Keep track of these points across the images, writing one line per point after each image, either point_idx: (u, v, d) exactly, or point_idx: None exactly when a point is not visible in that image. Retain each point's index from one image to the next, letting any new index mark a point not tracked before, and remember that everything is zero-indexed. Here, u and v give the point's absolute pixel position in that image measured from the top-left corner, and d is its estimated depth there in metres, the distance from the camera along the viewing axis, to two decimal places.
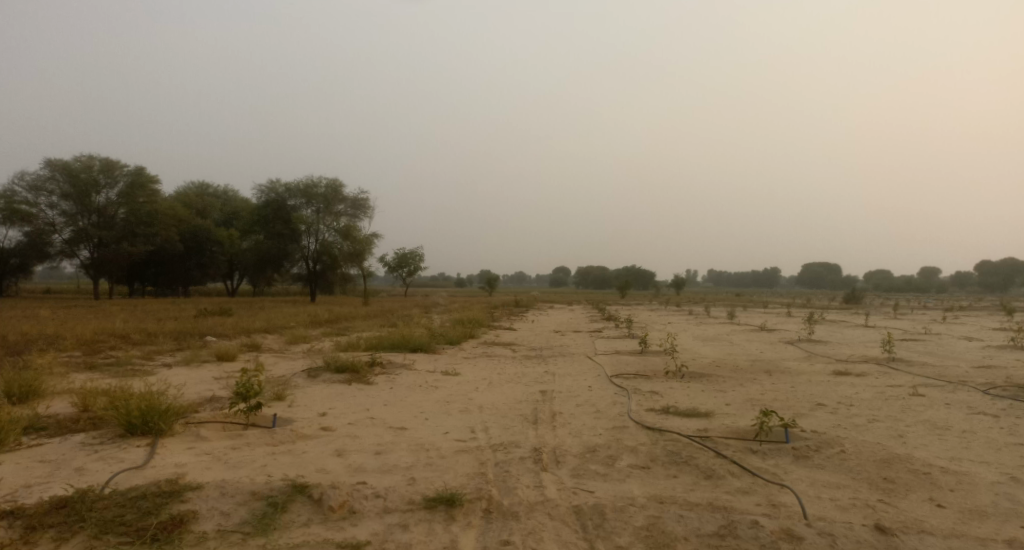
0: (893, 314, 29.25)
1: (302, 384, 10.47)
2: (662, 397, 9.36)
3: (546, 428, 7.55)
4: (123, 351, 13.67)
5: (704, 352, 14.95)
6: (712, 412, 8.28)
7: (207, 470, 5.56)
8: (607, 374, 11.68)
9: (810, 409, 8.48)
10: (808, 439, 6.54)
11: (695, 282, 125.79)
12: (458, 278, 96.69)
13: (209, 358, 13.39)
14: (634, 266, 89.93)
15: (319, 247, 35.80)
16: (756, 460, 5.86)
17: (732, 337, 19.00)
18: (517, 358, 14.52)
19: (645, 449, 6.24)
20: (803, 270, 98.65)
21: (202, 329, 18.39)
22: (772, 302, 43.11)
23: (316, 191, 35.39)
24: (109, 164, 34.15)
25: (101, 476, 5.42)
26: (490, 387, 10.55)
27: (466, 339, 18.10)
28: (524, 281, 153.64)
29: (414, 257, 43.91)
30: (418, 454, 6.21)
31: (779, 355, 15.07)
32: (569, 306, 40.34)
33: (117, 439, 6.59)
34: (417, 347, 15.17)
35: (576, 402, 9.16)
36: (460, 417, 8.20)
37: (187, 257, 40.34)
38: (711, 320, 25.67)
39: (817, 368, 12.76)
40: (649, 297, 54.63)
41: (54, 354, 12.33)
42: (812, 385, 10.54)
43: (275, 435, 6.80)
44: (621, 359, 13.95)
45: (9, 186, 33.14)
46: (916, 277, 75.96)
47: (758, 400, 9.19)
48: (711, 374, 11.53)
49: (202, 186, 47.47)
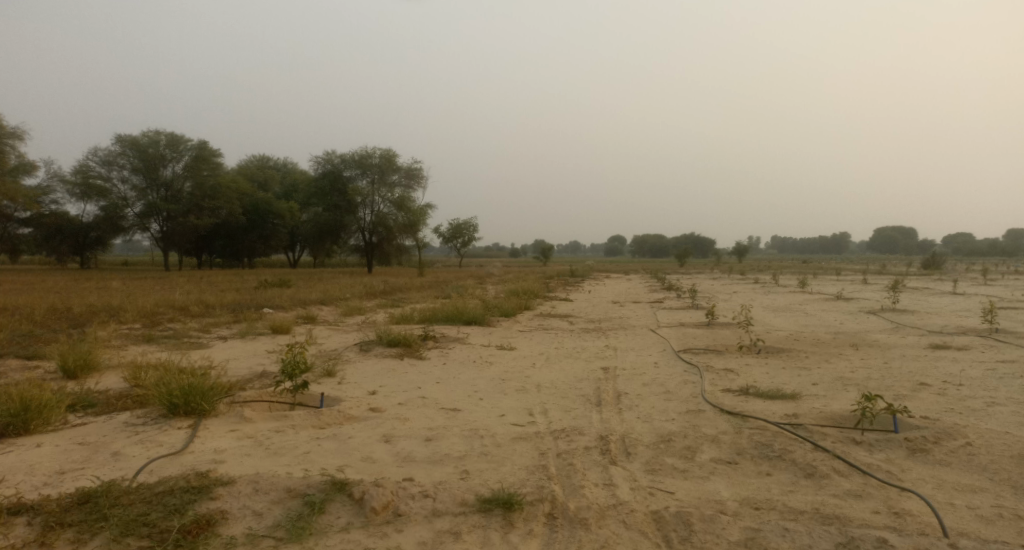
0: (982, 280, 27.14)
1: (354, 358, 10.06)
2: (739, 375, 8.54)
3: (612, 411, 6.89)
4: (181, 324, 13.55)
5: (778, 325, 13.91)
6: (799, 394, 7.45)
7: (245, 458, 5.08)
8: (674, 349, 10.89)
9: (911, 390, 7.55)
10: (921, 428, 5.67)
11: (758, 250, 121.97)
12: (514, 248, 96.42)
13: (263, 330, 13.18)
14: (694, 233, 87.58)
15: (374, 218, 35.76)
16: (862, 454, 5.08)
17: (806, 307, 17.77)
18: (576, 331, 13.85)
19: (727, 439, 5.51)
20: (874, 234, 94.17)
21: (260, 301, 18.33)
22: (845, 269, 40.96)
23: (371, 161, 35.24)
24: (174, 139, 34.59)
25: (135, 462, 5.00)
26: (549, 363, 9.92)
27: (522, 311, 17.46)
28: (579, 250, 152.25)
29: (469, 227, 43.46)
30: (472, 441, 5.63)
31: (861, 326, 13.89)
32: (628, 276, 39.29)
33: (159, 419, 6.19)
34: (472, 320, 14.66)
35: (644, 381, 8.44)
36: (517, 398, 7.61)
37: (250, 229, 40.88)
38: (780, 289, 24.32)
39: (909, 341, 11.60)
40: (710, 266, 53.00)
41: (113, 327, 12.26)
42: (907, 361, 9.51)
43: (321, 417, 6.33)
44: (688, 332, 13.09)
45: (83, 161, 34.10)
46: (999, 240, 71.33)
47: (849, 379, 8.27)
48: (790, 349, 10.58)
49: (263, 159, 47.99)
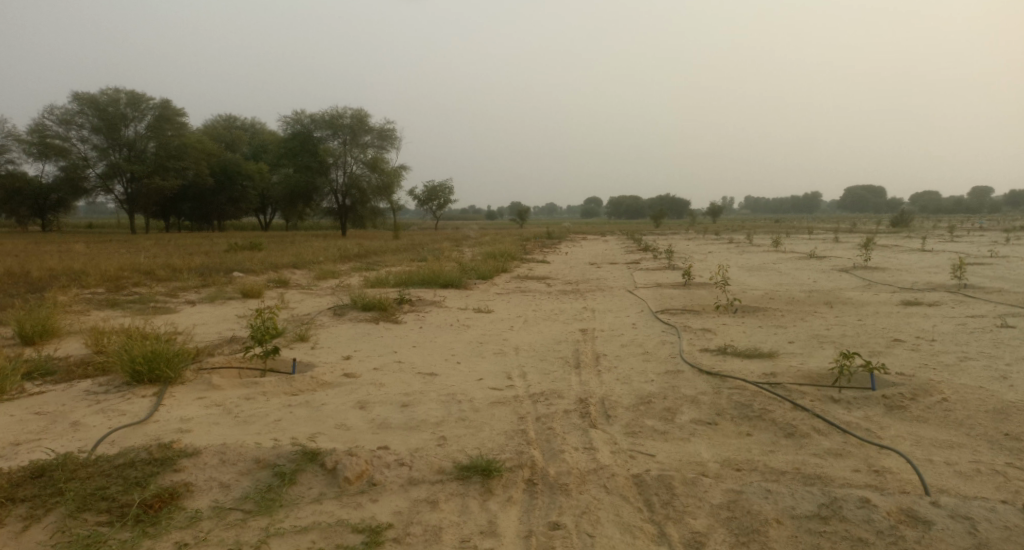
0: (950, 238, 27.55)
1: (327, 323, 9.85)
2: (716, 335, 8.51)
3: (591, 373, 6.82)
4: (147, 288, 13.17)
5: (754, 284, 13.94)
6: (777, 352, 7.44)
7: (213, 427, 4.91)
8: (652, 310, 10.85)
9: (886, 347, 7.58)
10: (898, 384, 5.68)
11: (732, 211, 122.87)
12: (489, 210, 95.89)
13: (233, 294, 12.86)
14: (669, 193, 87.83)
15: (347, 180, 35.17)
16: (841, 412, 5.06)
17: (780, 266, 17.88)
18: (553, 293, 13.76)
19: (707, 399, 5.46)
20: (846, 193, 95.21)
21: (230, 264, 17.92)
22: (817, 228, 41.37)
23: (342, 122, 34.33)
24: (135, 96, 33.49)
25: (95, 433, 4.79)
26: (526, 325, 9.81)
27: (498, 273, 17.30)
28: (555, 212, 151.92)
29: (444, 189, 42.96)
30: (449, 406, 5.51)
31: (835, 284, 13.98)
32: (604, 237, 39.30)
33: (122, 388, 5.95)
34: (448, 282, 14.48)
35: (622, 342, 8.37)
36: (495, 361, 7.49)
37: (219, 191, 39.90)
38: (754, 248, 24.45)
39: (883, 298, 11.69)
40: (685, 226, 53.23)
41: (75, 292, 11.86)
42: (881, 318, 9.57)
43: (293, 383, 6.16)
44: (665, 292, 13.06)
45: (39, 120, 32.76)
46: (966, 198, 72.53)
47: (826, 337, 8.28)
48: (766, 308, 10.60)
49: (230, 119, 46.75)
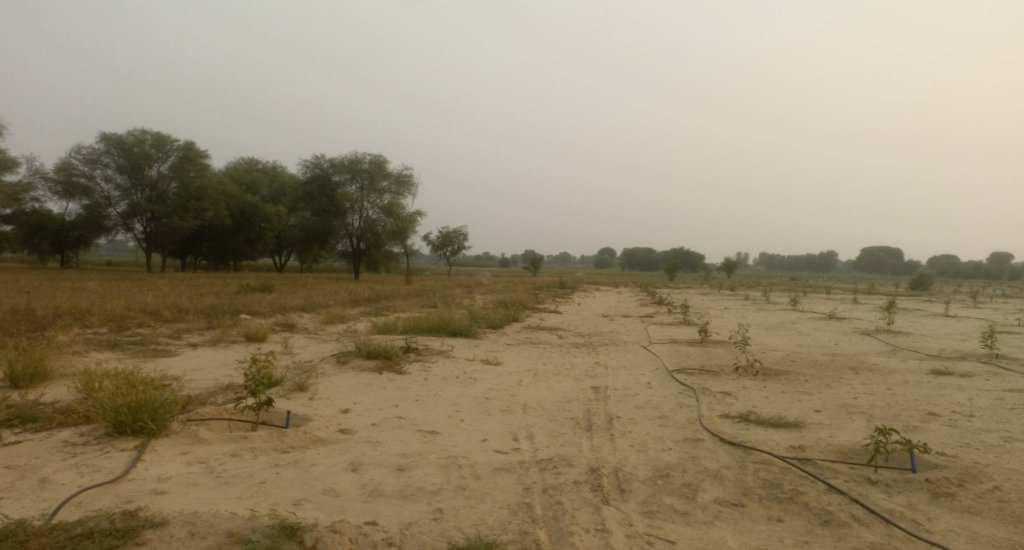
0: (973, 303, 26.89)
1: (329, 371, 9.48)
2: (737, 400, 8.04)
3: (603, 438, 6.36)
4: (150, 329, 12.90)
5: (773, 344, 13.44)
6: (803, 422, 6.96)
7: (190, 489, 4.51)
8: (668, 368, 10.39)
9: (921, 422, 7.06)
10: (940, 466, 5.19)
11: (747, 266, 122.43)
12: (503, 258, 96.03)
13: (237, 337, 12.56)
14: (683, 248, 87.84)
15: (363, 224, 35.08)
16: (881, 497, 4.59)
17: (799, 326, 17.37)
18: (564, 345, 13.35)
19: (731, 475, 5.01)
20: (862, 252, 94.51)
21: (238, 306, 17.69)
22: (836, 288, 40.74)
23: (361, 167, 34.77)
24: (161, 138, 33.96)
25: (63, 492, 4.40)
26: (536, 380, 9.39)
27: (509, 323, 16.88)
28: (568, 262, 152.02)
29: (459, 236, 42.91)
30: (449, 471, 5.09)
31: (858, 348, 13.44)
32: (617, 289, 38.86)
33: (102, 439, 5.57)
34: (457, 331, 14.10)
35: (637, 403, 7.91)
36: (501, 420, 7.06)
37: (236, 232, 40.14)
38: (771, 306, 23.92)
39: (911, 365, 11.17)
40: (700, 280, 52.86)
41: (76, 331, 11.59)
42: (912, 388, 9.04)
43: (284, 438, 5.76)
44: (680, 350, 12.59)
45: (66, 159, 33.17)
46: (985, 261, 71.70)
47: (854, 407, 7.78)
48: (789, 372, 10.08)
49: (251, 162, 47.39)
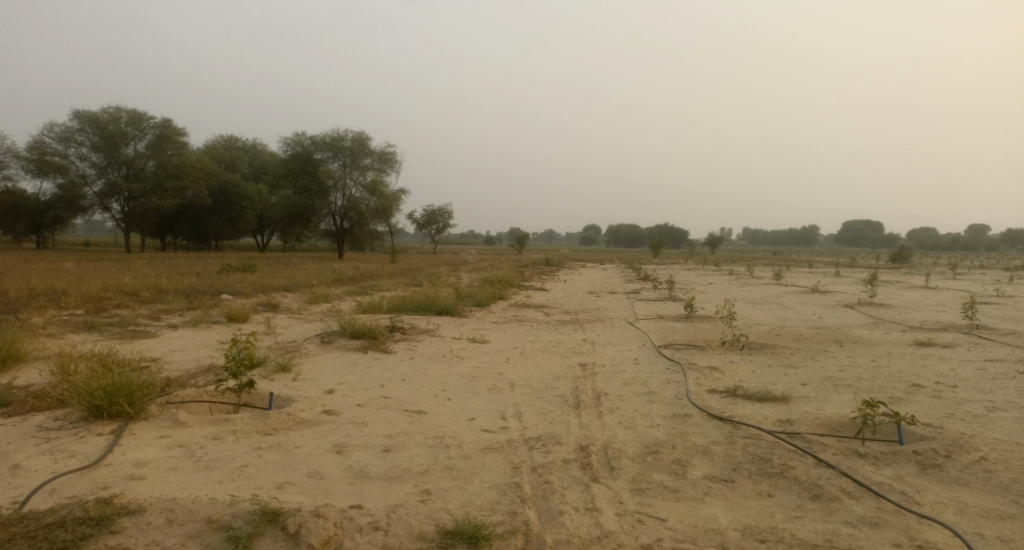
0: (954, 275, 27.16)
1: (313, 351, 9.34)
2: (725, 375, 8.01)
3: (591, 415, 6.31)
4: (129, 311, 12.67)
5: (758, 318, 13.47)
6: (791, 396, 6.95)
7: (170, 474, 4.39)
8: (654, 344, 10.35)
9: (907, 393, 7.09)
10: (928, 438, 5.20)
11: (730, 241, 123.00)
12: (488, 236, 95.73)
13: (219, 318, 12.37)
14: (667, 224, 88.09)
15: (346, 202, 34.77)
16: (870, 470, 4.58)
17: (783, 300, 17.45)
18: (551, 322, 13.28)
19: (721, 451, 4.97)
20: (844, 226, 95.23)
21: (219, 286, 17.45)
22: (818, 261, 41.00)
23: (343, 144, 34.32)
24: (136, 115, 33.23)
25: (36, 479, 4.27)
26: (523, 358, 9.31)
27: (495, 300, 16.80)
28: (553, 239, 152.11)
29: (443, 213, 42.64)
30: (436, 451, 5.02)
31: (841, 321, 13.51)
32: (602, 265, 38.93)
33: (78, 424, 5.42)
34: (442, 309, 13.99)
35: (624, 380, 7.87)
36: (488, 398, 6.98)
37: (217, 211, 39.57)
38: (755, 280, 24.05)
39: (896, 338, 11.21)
40: (685, 255, 52.96)
41: (52, 313, 11.35)
42: (898, 360, 9.06)
43: (266, 420, 5.65)
44: (666, 325, 12.59)
45: (39, 138, 32.42)
46: (964, 234, 72.51)
47: (841, 380, 7.79)
48: (774, 345, 10.09)
49: (231, 140, 46.60)
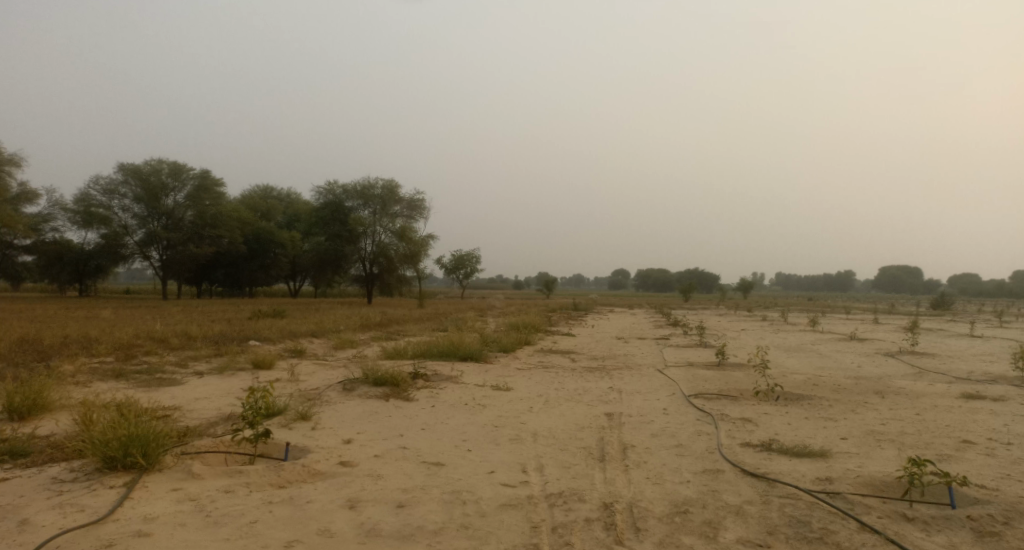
0: (999, 322, 26.16)
1: (334, 399, 9.22)
2: (758, 427, 7.67)
3: (617, 469, 6.04)
4: (157, 357, 12.73)
5: (793, 367, 13.02)
6: (829, 451, 6.59)
7: (176, 531, 4.24)
8: (684, 393, 10.01)
9: (955, 450, 6.67)
10: (980, 502, 4.85)
11: (763, 286, 121.42)
12: (517, 281, 95.80)
13: (244, 365, 12.36)
14: (698, 269, 87.33)
15: (375, 248, 35.06)
16: (920, 537, 4.26)
17: (819, 348, 16.92)
18: (578, 370, 13.02)
19: (755, 512, 4.68)
20: (880, 272, 93.31)
21: (248, 332, 17.53)
22: (855, 307, 40.07)
23: (373, 192, 34.97)
24: (177, 167, 34.21)
25: (42, 535, 4.16)
26: (548, 407, 9.06)
27: (521, 347, 16.58)
28: (582, 284, 151.61)
29: (472, 259, 42.81)
30: (452, 508, 4.80)
31: (881, 370, 12.98)
32: (632, 310, 38.49)
33: (92, 475, 5.31)
34: (467, 356, 13.83)
35: (652, 431, 7.56)
36: (510, 450, 6.75)
37: (251, 258, 40.23)
38: (789, 327, 23.45)
39: (941, 389, 10.71)
40: (716, 300, 52.16)
41: (82, 360, 11.43)
42: (943, 413, 8.60)
43: (281, 472, 5.49)
44: (697, 373, 12.21)
45: (84, 190, 33.52)
46: (1007, 279, 70.40)
47: (883, 434, 7.39)
48: (811, 396, 9.68)
49: (267, 189, 47.76)
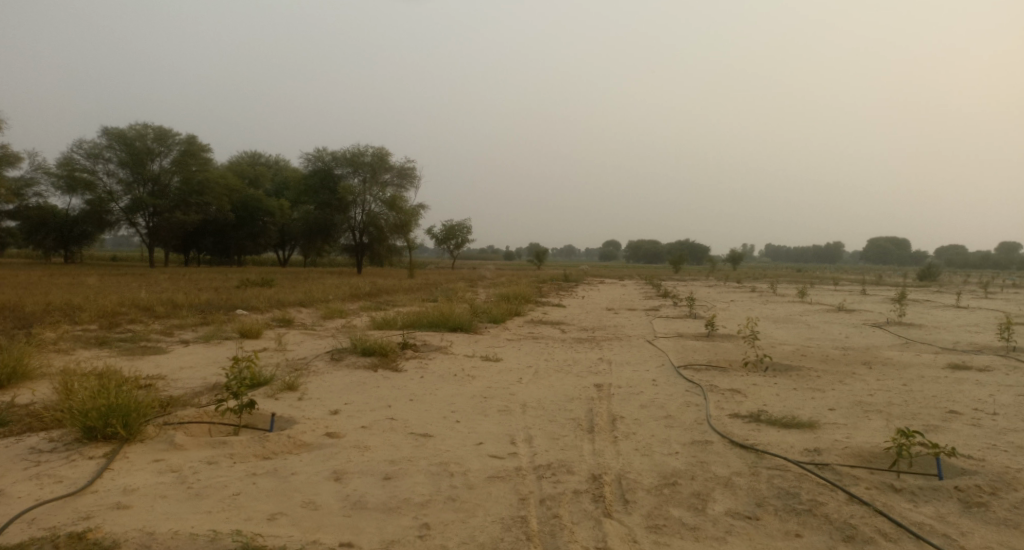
0: (985, 294, 26.37)
1: (321, 369, 9.12)
2: (747, 398, 7.65)
3: (606, 440, 6.00)
4: (142, 326, 12.57)
5: (782, 338, 13.04)
6: (817, 423, 6.59)
7: (157, 502, 4.17)
8: (674, 364, 10.00)
9: (942, 421, 6.68)
10: (968, 473, 4.85)
11: (752, 257, 121.91)
12: (507, 251, 95.67)
13: (231, 333, 12.23)
14: (688, 240, 87.51)
15: (365, 217, 34.64)
16: (908, 508, 4.25)
17: (808, 319, 16.95)
18: (567, 340, 12.99)
19: (744, 484, 4.66)
20: (868, 244, 93.81)
21: (235, 302, 17.36)
22: (843, 279, 40.29)
23: (363, 159, 34.43)
24: (162, 132, 33.62)
25: (19, 506, 4.07)
26: (537, 378, 9.02)
27: (511, 317, 16.51)
28: (572, 255, 151.69)
29: (462, 229, 42.57)
30: (440, 480, 4.75)
31: (869, 341, 13.01)
32: (622, 281, 38.53)
33: (72, 445, 5.22)
34: (457, 326, 13.76)
35: (641, 402, 7.53)
36: (499, 421, 6.70)
37: (239, 226, 39.83)
38: (778, 299, 23.50)
39: (928, 360, 10.76)
40: (706, 271, 52.29)
41: (65, 328, 11.26)
42: (931, 384, 8.63)
43: (266, 443, 5.42)
44: (687, 344, 12.18)
45: (68, 154, 32.93)
46: (994, 252, 70.95)
47: (871, 405, 7.39)
48: (800, 367, 9.67)
49: (255, 155, 47.13)
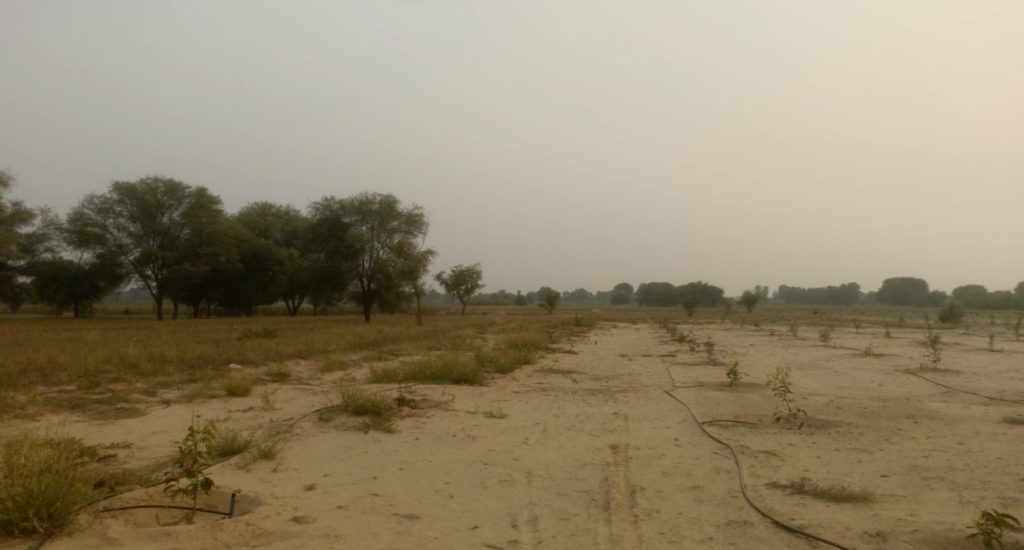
0: (1016, 334, 25.23)
1: (306, 432, 8.22)
2: (785, 463, 6.69)
3: (625, 521, 5.08)
4: (124, 385, 11.73)
5: (812, 388, 12.00)
6: (873, 494, 5.63)
7: None
8: (697, 420, 9.02)
9: (1018, 492, 5.68)
10: None
11: (767, 299, 120.73)
12: (519, 295, 94.77)
13: (217, 391, 11.39)
14: (701, 282, 86.76)
15: (374, 264, 34.17)
16: None
17: (834, 365, 15.94)
18: (580, 392, 12.01)
19: None
20: (884, 285, 92.63)
21: (230, 355, 16.52)
22: (863, 321, 39.29)
23: (371, 207, 34.30)
24: (173, 185, 33.55)
25: None
26: (546, 438, 8.10)
27: (519, 366, 15.58)
28: (584, 298, 150.70)
29: (472, 274, 41.91)
30: None
31: (905, 390, 11.97)
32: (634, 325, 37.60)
33: None
34: (461, 378, 12.86)
35: (664, 469, 6.56)
36: (499, 495, 5.79)
37: (248, 277, 39.31)
38: (800, 342, 22.51)
39: (979, 412, 9.74)
40: (721, 312, 51.29)
41: (38, 390, 10.46)
42: (993, 442, 7.61)
43: (218, 533, 4.55)
44: (709, 396, 11.19)
45: (79, 209, 32.84)
46: (1014, 292, 69.59)
47: (929, 470, 6.42)
48: (838, 423, 8.68)
49: (266, 207, 47.13)
